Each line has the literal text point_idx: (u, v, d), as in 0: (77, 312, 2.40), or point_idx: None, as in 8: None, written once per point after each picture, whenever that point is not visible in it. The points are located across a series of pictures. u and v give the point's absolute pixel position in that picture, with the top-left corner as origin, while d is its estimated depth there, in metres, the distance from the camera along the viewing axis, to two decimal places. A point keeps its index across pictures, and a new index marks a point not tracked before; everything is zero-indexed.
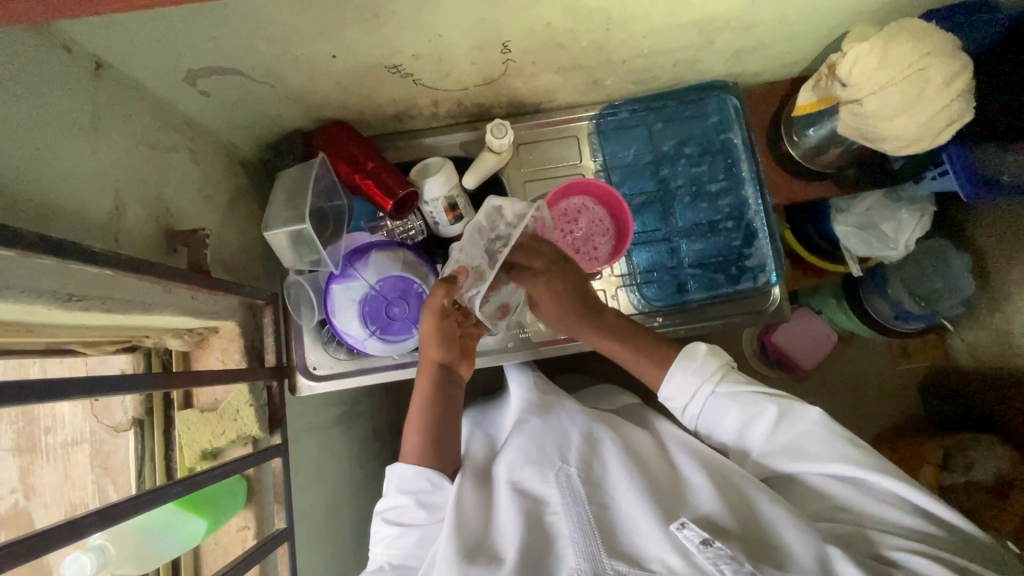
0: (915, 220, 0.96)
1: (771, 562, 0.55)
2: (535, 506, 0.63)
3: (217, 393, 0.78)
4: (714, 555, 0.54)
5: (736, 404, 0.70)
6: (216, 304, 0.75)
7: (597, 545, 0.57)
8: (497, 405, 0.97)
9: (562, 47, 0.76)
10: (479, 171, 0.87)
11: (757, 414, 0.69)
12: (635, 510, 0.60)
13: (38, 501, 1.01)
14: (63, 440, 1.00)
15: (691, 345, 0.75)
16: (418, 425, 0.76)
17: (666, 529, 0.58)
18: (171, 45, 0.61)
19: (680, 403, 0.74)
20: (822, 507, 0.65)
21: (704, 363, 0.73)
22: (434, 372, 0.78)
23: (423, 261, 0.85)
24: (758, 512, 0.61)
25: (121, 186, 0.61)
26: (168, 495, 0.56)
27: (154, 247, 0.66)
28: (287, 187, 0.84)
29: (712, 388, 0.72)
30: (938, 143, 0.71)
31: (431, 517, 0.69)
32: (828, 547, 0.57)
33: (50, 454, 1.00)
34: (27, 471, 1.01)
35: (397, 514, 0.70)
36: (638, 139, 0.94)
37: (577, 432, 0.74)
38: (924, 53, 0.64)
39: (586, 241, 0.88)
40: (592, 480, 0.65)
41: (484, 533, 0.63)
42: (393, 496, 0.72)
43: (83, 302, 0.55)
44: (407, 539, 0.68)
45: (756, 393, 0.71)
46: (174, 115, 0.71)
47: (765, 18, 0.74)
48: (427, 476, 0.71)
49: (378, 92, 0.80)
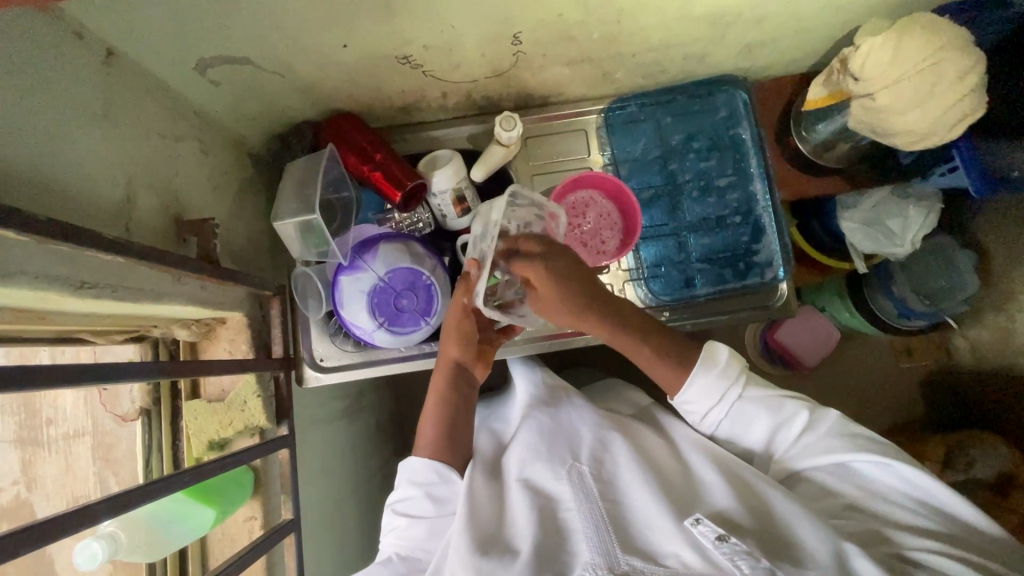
0: (923, 216, 0.96)
1: (787, 559, 0.56)
2: (548, 503, 0.64)
3: (225, 384, 0.79)
4: (729, 550, 0.54)
5: (764, 409, 0.72)
6: (223, 295, 0.75)
7: (611, 540, 0.57)
8: (503, 401, 0.96)
9: (573, 39, 0.75)
10: (487, 164, 0.87)
11: (788, 418, 0.71)
12: (650, 508, 0.60)
13: (41, 492, 1.00)
14: (66, 431, 0.99)
15: (711, 347, 0.74)
16: (431, 421, 0.76)
17: (679, 525, 0.58)
18: (181, 33, 0.60)
19: (701, 407, 0.74)
20: (835, 505, 0.66)
21: (727, 368, 0.73)
22: (451, 370, 0.77)
23: (430, 254, 0.85)
24: (771, 509, 0.62)
25: (131, 175, 0.61)
26: (177, 484, 0.56)
27: (163, 236, 0.66)
28: (295, 178, 0.83)
29: (738, 392, 0.73)
30: (950, 138, 0.71)
31: (440, 510, 0.69)
32: (844, 543, 0.57)
33: (54, 447, 0.99)
34: (30, 462, 1.00)
35: (406, 506, 0.70)
36: (646, 134, 0.94)
37: (588, 430, 0.74)
38: (938, 47, 0.64)
39: (592, 236, 0.87)
40: (606, 478, 0.66)
41: (498, 527, 0.64)
42: (403, 488, 0.72)
43: (96, 289, 0.55)
44: (415, 530, 0.69)
45: (782, 399, 0.73)
46: (182, 103, 0.71)
47: (777, 12, 0.74)
48: (435, 469, 0.71)
49: (387, 83, 0.79)
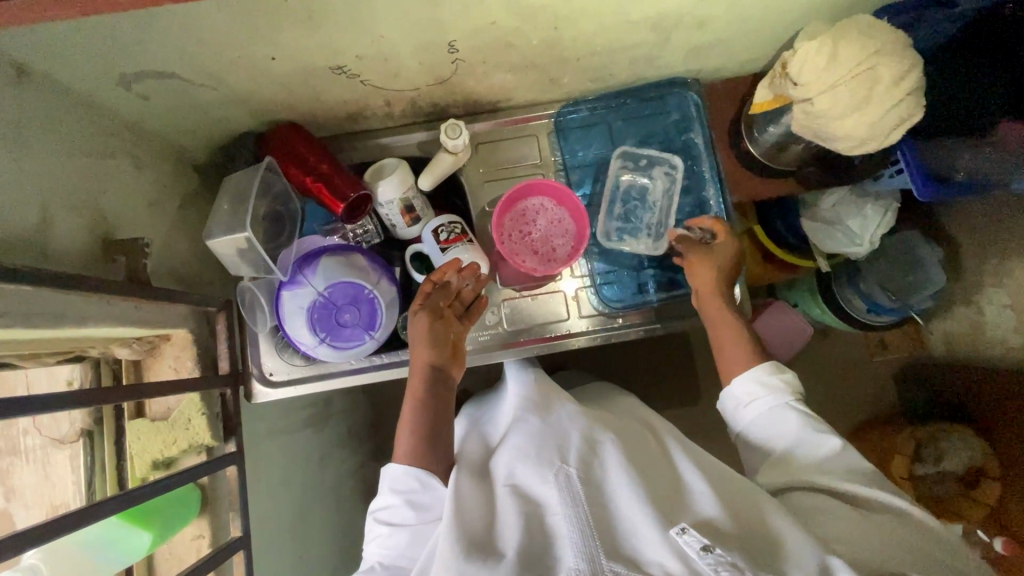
0: (880, 216, 0.96)
1: (770, 566, 0.55)
2: (536, 508, 0.63)
3: (169, 403, 0.77)
4: (714, 561, 0.53)
5: (805, 429, 0.70)
6: (161, 313, 0.74)
7: (597, 548, 0.56)
8: (490, 403, 0.94)
9: (512, 46, 0.74)
10: (436, 171, 0.85)
11: (818, 448, 0.69)
12: (635, 515, 0.59)
13: (20, 502, 0.93)
14: (43, 440, 0.90)
15: (780, 364, 0.75)
16: (409, 429, 0.74)
17: (665, 533, 0.57)
18: (96, 48, 0.58)
19: (739, 404, 0.74)
20: (841, 521, 0.62)
21: (783, 380, 0.73)
22: (427, 373, 0.77)
23: (375, 267, 0.83)
24: (758, 521, 0.60)
25: (48, 197, 0.59)
26: (101, 512, 0.55)
27: (90, 258, 0.65)
28: (233, 192, 0.82)
29: (783, 403, 0.72)
30: (889, 143, 0.70)
31: (422, 517, 0.68)
32: (829, 557, 0.55)
33: (31, 456, 0.91)
34: (6, 473, 0.93)
35: (387, 514, 0.69)
36: (599, 138, 0.93)
37: (575, 432, 0.72)
38: (872, 51, 0.63)
39: (666, 220, 0.90)
40: (592, 481, 0.64)
41: (486, 529, 0.62)
42: (384, 496, 0.71)
43: (6, 318, 0.54)
44: (397, 538, 0.68)
45: (822, 431, 0.70)
46: (109, 119, 0.69)
47: (718, 14, 0.73)
48: (417, 475, 0.70)
49: (326, 92, 0.78)
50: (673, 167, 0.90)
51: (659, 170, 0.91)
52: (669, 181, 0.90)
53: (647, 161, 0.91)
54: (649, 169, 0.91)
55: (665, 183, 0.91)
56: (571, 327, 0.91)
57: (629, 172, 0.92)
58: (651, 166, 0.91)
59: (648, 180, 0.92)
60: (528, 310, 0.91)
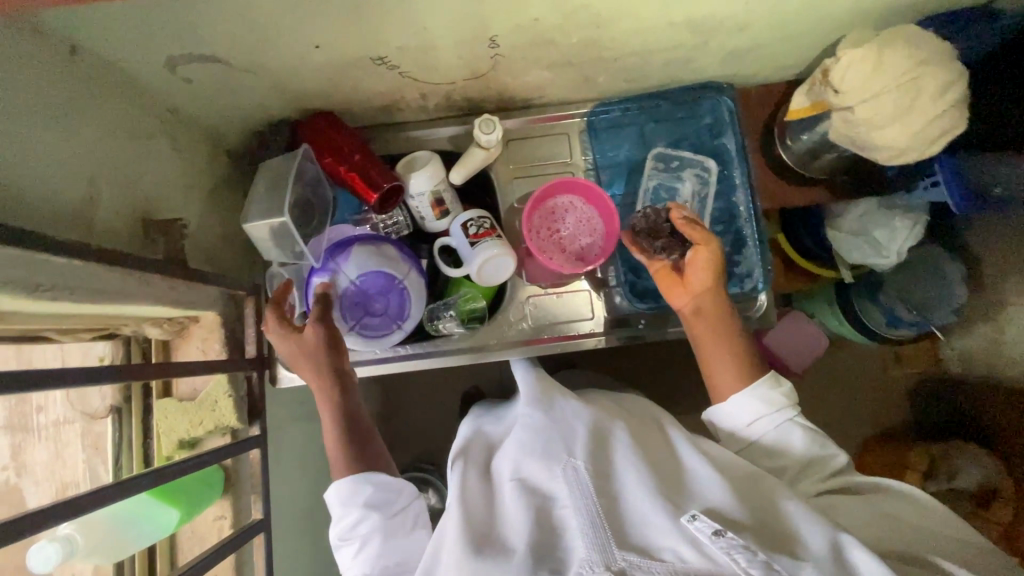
0: (908, 228, 0.93)
1: (784, 551, 0.54)
2: (544, 501, 0.62)
3: (197, 384, 0.79)
4: (726, 545, 0.53)
5: (812, 443, 0.70)
6: (194, 294, 0.75)
7: (607, 538, 0.55)
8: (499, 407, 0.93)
9: (552, 43, 0.74)
10: (468, 165, 0.85)
11: (830, 458, 0.70)
12: (647, 505, 0.59)
13: (32, 478, 0.90)
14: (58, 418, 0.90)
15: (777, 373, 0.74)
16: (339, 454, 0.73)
17: (676, 521, 0.56)
18: (148, 31, 0.59)
19: (745, 422, 0.72)
20: (870, 514, 0.65)
21: (787, 392, 0.73)
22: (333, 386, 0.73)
23: (406, 257, 0.84)
24: (766, 509, 0.60)
25: (94, 174, 0.60)
26: (136, 487, 0.56)
27: (131, 237, 0.66)
28: (267, 178, 0.83)
29: (786, 417, 0.71)
30: (929, 154, 0.69)
31: (387, 514, 0.69)
32: (839, 535, 0.57)
33: (43, 435, 0.90)
34: (18, 449, 0.90)
35: (350, 530, 0.68)
36: (630, 139, 0.94)
37: (580, 424, 0.71)
38: (918, 61, 0.63)
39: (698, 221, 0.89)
40: (599, 472, 0.63)
41: (494, 526, 0.62)
42: (337, 514, 0.69)
43: (52, 292, 0.55)
44: (371, 547, 0.67)
45: (826, 440, 0.71)
46: (152, 101, 0.70)
47: (759, 19, 0.72)
48: (364, 479, 0.70)
49: (365, 83, 0.78)
50: (706, 169, 0.89)
51: (691, 171, 0.90)
52: (702, 181, 0.89)
53: (680, 162, 0.90)
54: (682, 169, 0.90)
55: (698, 183, 0.89)
56: (596, 326, 0.91)
57: (661, 171, 0.91)
58: (684, 167, 0.90)
59: (681, 178, 0.90)
60: (552, 307, 0.92)
